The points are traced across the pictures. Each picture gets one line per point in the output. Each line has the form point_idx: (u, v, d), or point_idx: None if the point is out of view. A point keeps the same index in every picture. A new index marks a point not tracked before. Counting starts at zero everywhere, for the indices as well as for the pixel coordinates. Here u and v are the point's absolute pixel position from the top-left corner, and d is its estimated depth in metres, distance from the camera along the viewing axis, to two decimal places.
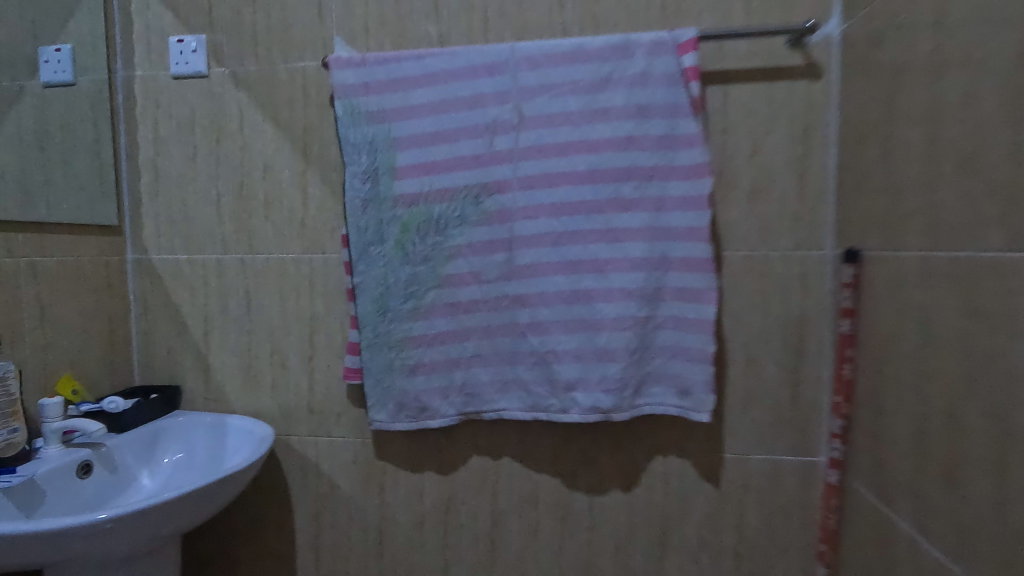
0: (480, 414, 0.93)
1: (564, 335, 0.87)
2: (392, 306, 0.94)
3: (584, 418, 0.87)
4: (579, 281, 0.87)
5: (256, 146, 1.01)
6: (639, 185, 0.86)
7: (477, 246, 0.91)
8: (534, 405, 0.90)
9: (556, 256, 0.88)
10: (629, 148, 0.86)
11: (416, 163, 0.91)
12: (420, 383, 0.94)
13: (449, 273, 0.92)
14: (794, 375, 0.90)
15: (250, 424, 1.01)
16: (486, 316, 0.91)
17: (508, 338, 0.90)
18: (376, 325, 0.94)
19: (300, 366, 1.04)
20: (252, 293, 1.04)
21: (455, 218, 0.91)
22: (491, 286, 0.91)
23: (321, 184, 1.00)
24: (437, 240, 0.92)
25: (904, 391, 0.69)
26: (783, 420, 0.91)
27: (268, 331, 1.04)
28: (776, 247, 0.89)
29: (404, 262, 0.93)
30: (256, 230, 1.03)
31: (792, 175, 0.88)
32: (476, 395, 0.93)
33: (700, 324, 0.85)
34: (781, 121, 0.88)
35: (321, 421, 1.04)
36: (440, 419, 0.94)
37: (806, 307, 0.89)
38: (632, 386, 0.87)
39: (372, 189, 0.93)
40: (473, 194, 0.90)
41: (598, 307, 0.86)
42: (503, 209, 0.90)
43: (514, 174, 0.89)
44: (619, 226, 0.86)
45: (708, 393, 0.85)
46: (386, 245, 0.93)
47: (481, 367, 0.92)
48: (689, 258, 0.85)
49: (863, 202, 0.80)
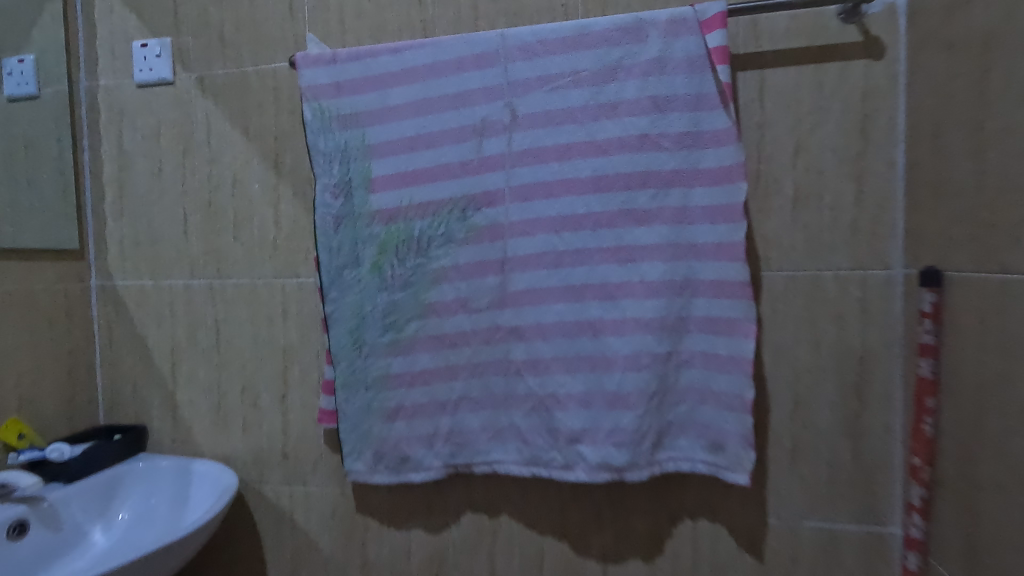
0: (470, 467, 0.79)
1: (567, 375, 0.73)
2: (368, 339, 0.80)
3: (592, 477, 0.72)
4: (584, 310, 0.72)
5: (224, 158, 0.91)
6: (655, 194, 0.70)
7: (465, 269, 0.77)
8: (533, 458, 0.75)
9: (557, 280, 0.73)
10: (643, 149, 0.71)
11: (394, 174, 0.78)
12: (402, 428, 0.80)
13: (433, 301, 0.78)
14: (856, 425, 0.73)
15: (216, 472, 0.89)
16: (476, 351, 0.77)
17: (501, 378, 0.76)
18: (351, 361, 0.81)
19: (273, 405, 0.92)
20: (221, 322, 0.93)
21: (439, 237, 0.77)
22: (481, 316, 0.76)
23: (294, 200, 0.89)
24: (418, 263, 0.78)
25: (1014, 462, 0.51)
26: (841, 480, 0.73)
27: (238, 364, 0.93)
28: (829, 266, 0.73)
29: (381, 288, 0.80)
30: (225, 252, 0.92)
31: (848, 177, 0.72)
32: (465, 444, 0.78)
33: (735, 362, 0.69)
34: (833, 112, 0.72)
35: (297, 467, 0.91)
36: (424, 471, 0.80)
37: (868, 341, 0.72)
38: (652, 438, 0.71)
39: (345, 205, 0.80)
40: (459, 208, 0.76)
41: (608, 342, 0.71)
42: (494, 224, 0.75)
43: (507, 183, 0.75)
44: (633, 244, 0.71)
45: (746, 448, 0.69)
46: (361, 268, 0.80)
47: (471, 412, 0.78)
48: (719, 281, 0.69)
49: (943, 210, 0.63)
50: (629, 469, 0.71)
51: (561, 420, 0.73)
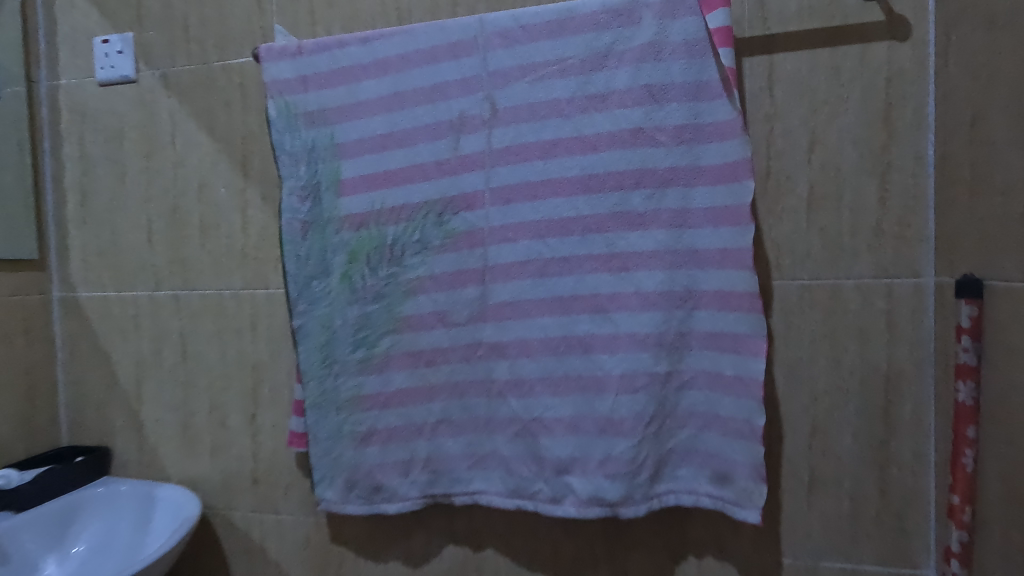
0: (449, 498, 0.71)
1: (554, 398, 0.65)
2: (339, 356, 0.74)
3: (583, 512, 0.64)
4: (573, 325, 0.65)
5: (190, 161, 0.85)
6: (651, 195, 0.63)
7: (441, 279, 0.69)
8: (517, 489, 0.67)
9: (542, 291, 0.66)
10: (636, 144, 0.63)
11: (365, 175, 0.72)
12: (375, 454, 0.73)
13: (407, 314, 0.71)
14: (882, 453, 0.64)
15: (180, 500, 0.84)
16: (455, 369, 0.70)
17: (482, 400, 0.69)
18: (320, 380, 0.74)
19: (242, 425, 0.85)
20: (187, 336, 0.87)
21: (413, 244, 0.70)
22: (460, 331, 0.69)
23: (263, 204, 0.82)
24: (392, 272, 0.71)
25: None
26: (865, 516, 0.65)
27: (206, 382, 0.86)
28: (849, 274, 0.64)
29: (351, 300, 0.73)
30: (191, 261, 0.86)
31: (870, 174, 0.63)
32: (444, 472, 0.71)
33: (744, 385, 0.61)
34: (851, 101, 0.64)
35: (267, 493, 0.85)
36: (400, 501, 0.73)
37: (894, 358, 0.64)
38: (649, 469, 0.63)
39: (313, 210, 0.74)
40: (435, 211, 0.69)
41: (599, 360, 0.64)
42: (473, 229, 0.68)
43: (486, 184, 0.67)
44: (626, 250, 0.63)
45: (758, 482, 0.60)
46: (330, 279, 0.73)
47: (450, 437, 0.70)
48: (724, 292, 0.61)
49: (982, 210, 0.54)
50: (624, 504, 0.63)
51: (548, 448, 0.65)
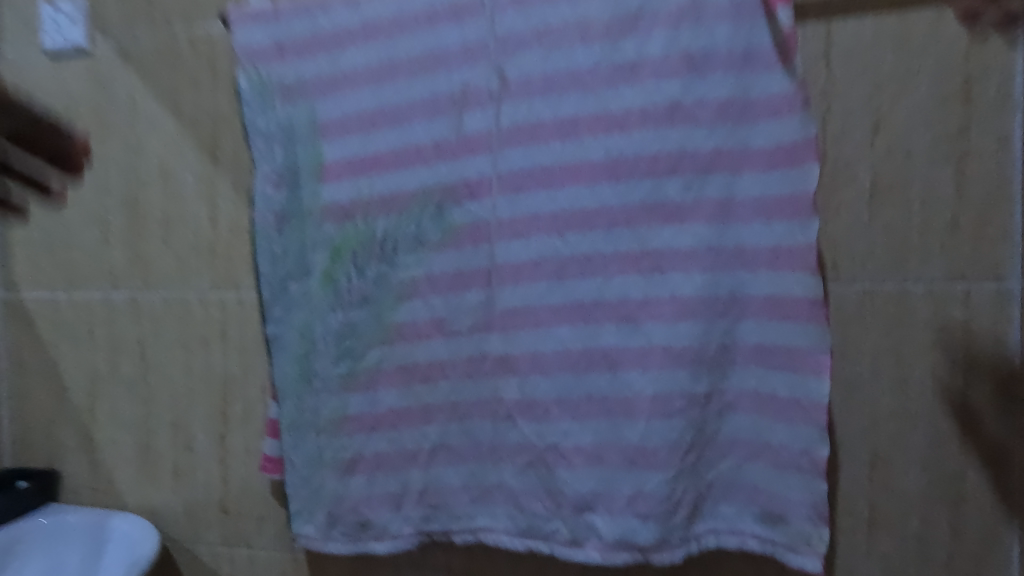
0: (448, 536, 0.61)
1: (573, 423, 0.55)
2: (320, 370, 0.63)
3: (608, 558, 0.54)
4: (596, 336, 0.55)
5: (151, 145, 0.74)
6: (690, 182, 0.53)
7: (440, 281, 0.59)
8: (529, 529, 0.57)
9: (560, 296, 0.56)
10: (672, 123, 0.53)
11: (350, 159, 0.61)
12: (362, 484, 0.63)
13: (400, 322, 0.61)
14: (956, 488, 0.55)
15: (137, 534, 0.73)
16: (455, 387, 0.60)
17: (488, 423, 0.59)
18: (298, 398, 0.64)
19: (210, 447, 0.74)
20: (147, 345, 0.76)
21: (407, 240, 0.60)
22: (461, 342, 0.59)
23: (234, 195, 0.72)
24: (382, 273, 0.61)
25: None
26: (936, 560, 0.56)
27: (168, 398, 0.76)
28: (919, 278, 0.55)
29: (335, 305, 0.62)
30: (152, 259, 0.75)
31: (945, 160, 0.54)
32: (442, 507, 0.61)
33: (803, 409, 0.51)
34: (924, 74, 0.54)
35: (238, 525, 0.74)
36: (390, 540, 0.62)
37: (972, 378, 0.54)
38: (687, 507, 0.53)
39: (291, 200, 0.63)
40: (433, 202, 0.59)
41: (627, 379, 0.54)
42: (478, 223, 0.58)
43: (493, 169, 0.57)
44: (660, 249, 0.53)
45: (818, 525, 0.51)
46: (310, 280, 0.63)
47: (449, 466, 0.60)
48: (777, 298, 0.51)
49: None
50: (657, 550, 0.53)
51: (566, 480, 0.55)
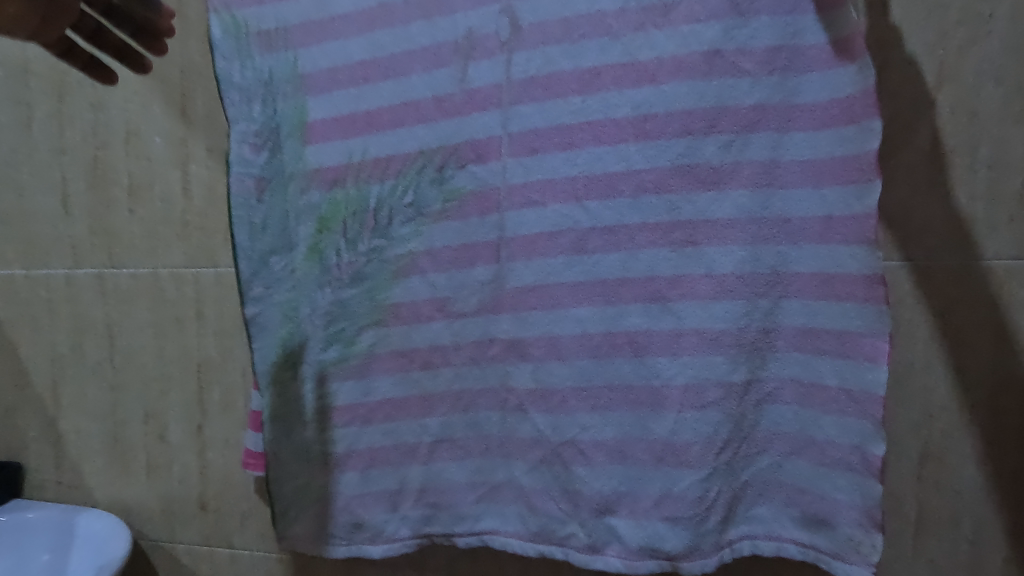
0: (450, 539, 0.55)
1: (594, 414, 0.49)
2: (306, 355, 0.56)
3: (630, 566, 0.49)
4: (620, 319, 0.48)
5: (114, 102, 0.66)
6: (731, 142, 0.46)
7: (442, 255, 0.52)
8: (541, 532, 0.52)
9: (579, 273, 0.49)
10: (710, 74, 0.46)
11: (339, 116, 0.54)
12: (354, 481, 0.57)
13: (397, 302, 0.54)
14: (1015, 487, 0.50)
15: (106, 532, 0.67)
16: (459, 374, 0.53)
17: (495, 415, 0.52)
18: (282, 386, 0.57)
19: (186, 439, 0.68)
20: (114, 326, 0.69)
21: (404, 209, 0.53)
22: (466, 325, 0.52)
23: (209, 159, 0.64)
24: (376, 246, 0.54)
25: None
26: (990, 566, 0.51)
27: (140, 384, 0.69)
28: (982, 255, 0.49)
29: (323, 282, 0.55)
30: (117, 231, 0.67)
31: (1017, 121, 0.48)
32: (444, 507, 0.55)
33: (856, 401, 0.45)
34: (998, 21, 0.47)
35: (219, 522, 0.68)
36: (386, 543, 0.56)
37: None
38: (721, 510, 0.47)
39: (272, 163, 0.56)
40: (433, 165, 0.52)
41: (654, 366, 0.48)
42: (485, 190, 0.51)
43: (503, 128, 0.50)
44: (693, 219, 0.47)
45: (870, 530, 0.45)
46: (294, 254, 0.56)
47: (452, 461, 0.54)
48: (827, 276, 0.45)
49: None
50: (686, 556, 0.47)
51: (584, 477, 0.50)
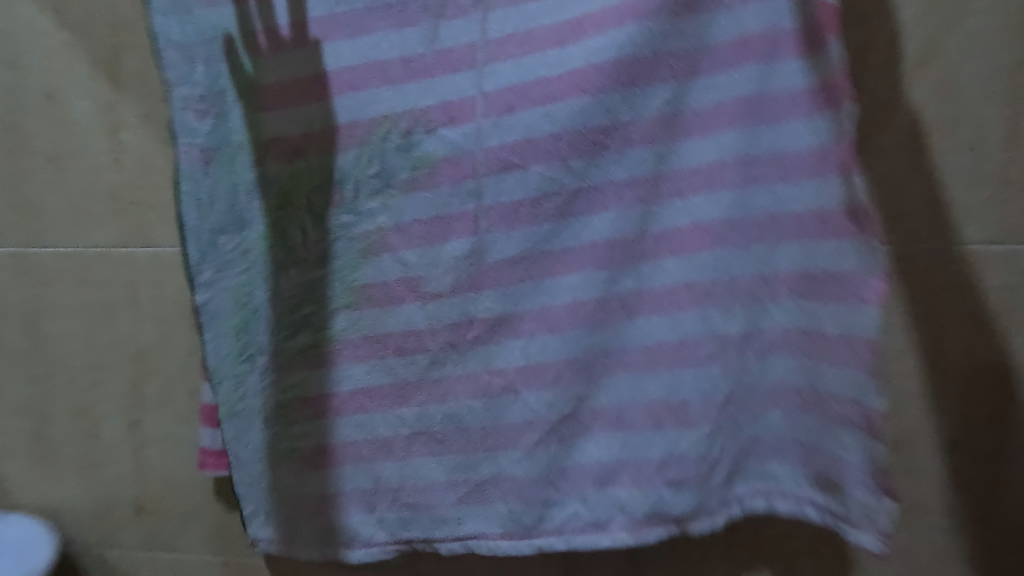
0: (431, 543, 0.51)
1: (575, 386, 0.47)
2: (266, 344, 0.52)
3: (639, 538, 0.47)
4: (616, 281, 0.46)
5: (33, 61, 0.59)
6: (715, 80, 0.42)
7: (417, 229, 0.48)
8: (528, 526, 0.49)
9: (569, 240, 0.46)
10: (697, 12, 0.41)
11: (297, 79, 0.49)
12: (328, 477, 0.52)
13: (367, 283, 0.50)
14: (986, 473, 0.50)
15: (28, 539, 0.60)
16: (440, 351, 0.49)
17: (476, 398, 0.49)
18: (240, 379, 0.52)
19: (122, 436, 0.62)
20: (37, 312, 0.62)
21: (368, 181, 0.49)
22: (441, 306, 0.48)
23: (144, 127, 0.58)
24: (340, 223, 0.49)
25: None
26: (961, 550, 0.51)
27: (69, 377, 0.62)
28: (960, 239, 0.48)
29: (284, 264, 0.51)
30: (39, 205, 0.60)
31: (998, 101, 0.47)
32: (422, 505, 0.51)
33: (858, 350, 0.41)
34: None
35: (160, 526, 0.62)
36: (366, 544, 0.52)
37: (1009, 354, 0.48)
38: (725, 469, 0.46)
39: (219, 133, 0.50)
40: (399, 131, 0.48)
41: (654, 326, 0.45)
42: (459, 154, 0.47)
43: (477, 89, 0.46)
44: (684, 171, 0.44)
45: (880, 496, 0.42)
46: (248, 234, 0.51)
47: (429, 453, 0.50)
48: (818, 215, 0.41)
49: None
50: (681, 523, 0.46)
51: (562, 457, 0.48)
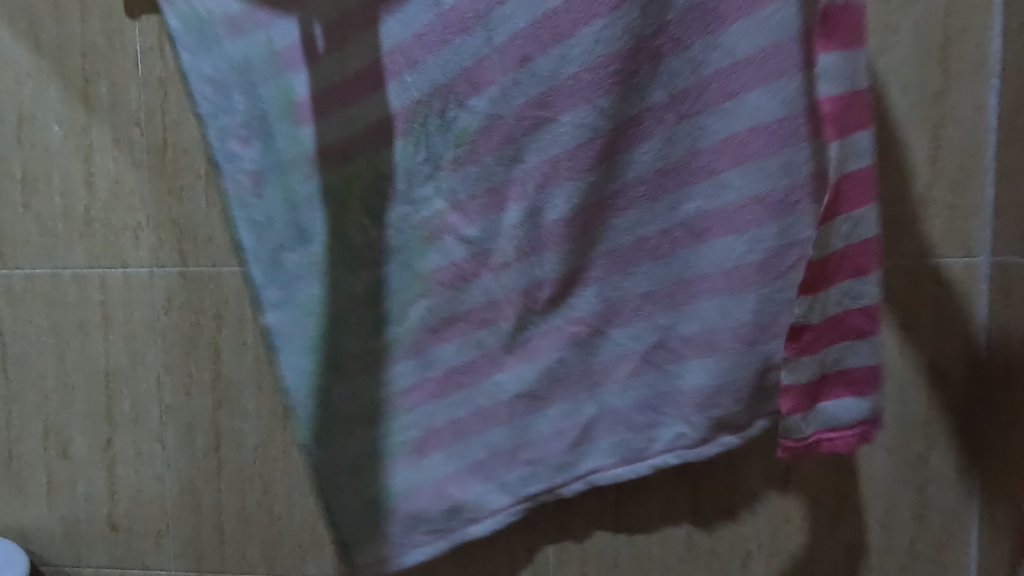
0: (558, 492, 0.50)
1: (568, 355, 0.47)
2: (357, 348, 0.46)
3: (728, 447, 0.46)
4: (675, 204, 0.43)
5: (4, 86, 0.60)
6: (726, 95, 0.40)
7: (481, 201, 0.45)
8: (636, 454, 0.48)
9: (631, 168, 0.43)
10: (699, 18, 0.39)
11: (348, 79, 0.44)
12: (437, 465, 0.49)
13: (434, 269, 0.46)
14: (919, 470, 0.53)
15: None
16: (518, 317, 0.46)
17: (555, 350, 0.47)
18: (332, 408, 0.45)
19: (93, 455, 0.62)
20: (7, 333, 0.62)
21: (419, 168, 0.45)
22: (512, 274, 0.45)
23: (116, 151, 0.59)
24: (399, 214, 0.45)
25: None
26: (898, 544, 0.54)
27: (38, 398, 0.63)
28: (891, 253, 0.52)
29: (352, 263, 0.45)
30: (9, 228, 0.61)
31: (921, 127, 0.51)
32: (541, 461, 0.49)
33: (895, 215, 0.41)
34: (904, 34, 0.50)
35: (131, 544, 0.63)
36: (493, 515, 0.50)
37: (937, 359, 0.52)
38: None
39: (269, 155, 0.43)
40: (434, 113, 0.44)
41: (717, 249, 0.42)
42: (493, 120, 0.43)
43: (490, 45, 0.42)
44: (729, 73, 0.39)
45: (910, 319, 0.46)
46: (313, 248, 0.44)
47: (539, 414, 0.48)
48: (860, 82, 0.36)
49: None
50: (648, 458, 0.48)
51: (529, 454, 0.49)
